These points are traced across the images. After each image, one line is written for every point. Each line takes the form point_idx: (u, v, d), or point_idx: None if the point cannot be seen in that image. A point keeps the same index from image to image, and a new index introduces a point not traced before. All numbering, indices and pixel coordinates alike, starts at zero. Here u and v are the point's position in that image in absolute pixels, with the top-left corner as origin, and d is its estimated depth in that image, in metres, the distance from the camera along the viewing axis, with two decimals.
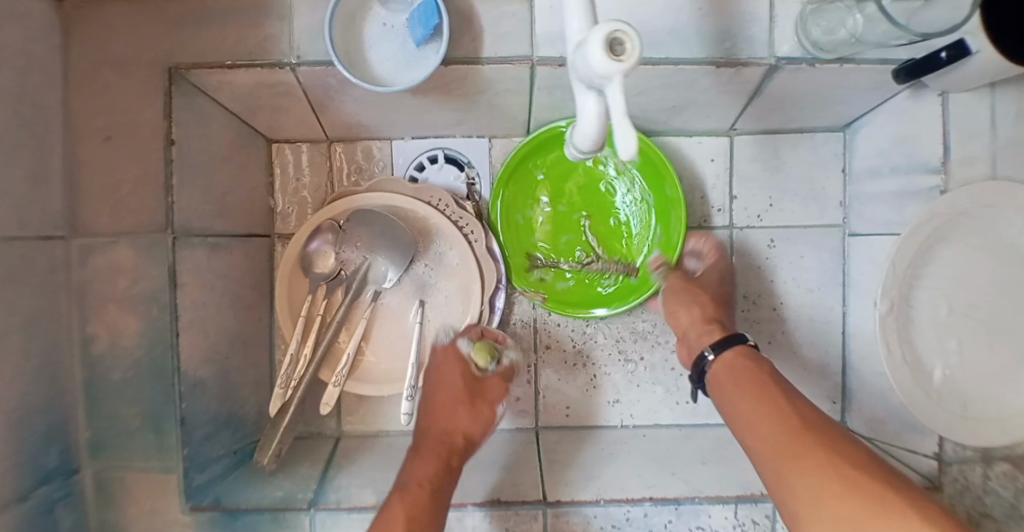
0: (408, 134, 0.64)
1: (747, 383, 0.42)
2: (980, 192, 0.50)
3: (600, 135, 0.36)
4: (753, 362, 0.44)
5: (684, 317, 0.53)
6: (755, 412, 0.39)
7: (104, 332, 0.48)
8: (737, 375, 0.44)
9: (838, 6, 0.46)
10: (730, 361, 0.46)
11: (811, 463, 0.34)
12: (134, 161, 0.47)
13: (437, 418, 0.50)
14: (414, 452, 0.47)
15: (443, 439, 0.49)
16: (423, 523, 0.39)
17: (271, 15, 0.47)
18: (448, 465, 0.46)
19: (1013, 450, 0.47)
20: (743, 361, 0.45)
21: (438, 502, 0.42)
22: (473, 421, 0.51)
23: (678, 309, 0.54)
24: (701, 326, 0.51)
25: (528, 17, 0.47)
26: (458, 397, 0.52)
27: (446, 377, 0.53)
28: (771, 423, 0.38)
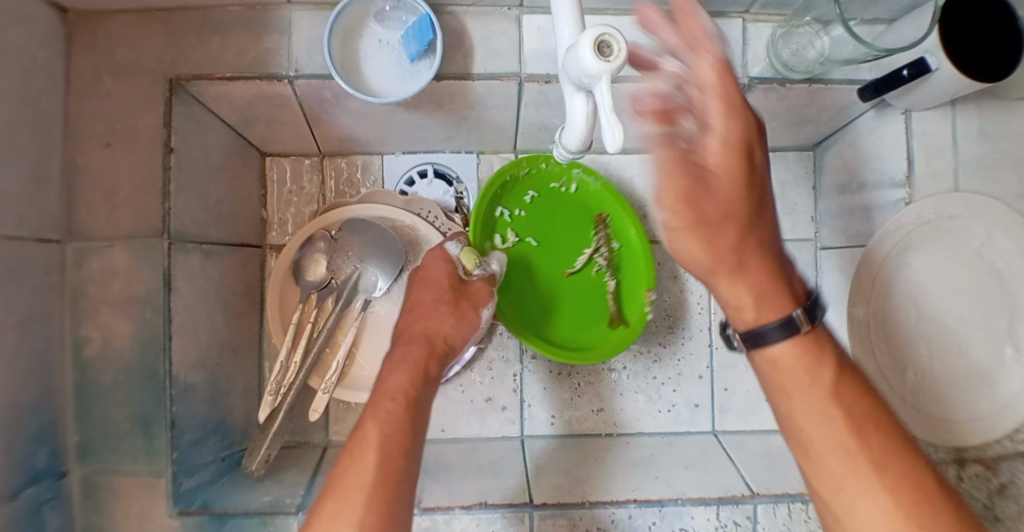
0: (398, 149, 0.66)
1: (803, 395, 0.34)
2: (942, 204, 0.55)
3: (588, 134, 0.38)
4: (815, 365, 0.34)
5: (721, 287, 0.35)
6: (817, 433, 0.33)
7: (97, 335, 0.49)
8: (792, 380, 0.34)
9: (805, 30, 0.50)
10: (792, 359, 0.34)
11: (873, 503, 0.31)
12: (133, 168, 0.49)
13: (420, 319, 0.50)
14: (393, 353, 0.47)
15: (426, 341, 0.48)
16: (403, 429, 0.38)
17: (272, 29, 0.49)
18: (426, 368, 0.46)
19: (986, 452, 0.52)
20: (804, 358, 0.34)
21: (418, 404, 0.41)
22: (456, 324, 0.51)
23: (707, 278, 0.35)
24: (759, 311, 0.34)
25: (517, 36, 0.50)
26: (442, 297, 0.52)
27: (433, 277, 0.53)
28: (838, 451, 0.33)
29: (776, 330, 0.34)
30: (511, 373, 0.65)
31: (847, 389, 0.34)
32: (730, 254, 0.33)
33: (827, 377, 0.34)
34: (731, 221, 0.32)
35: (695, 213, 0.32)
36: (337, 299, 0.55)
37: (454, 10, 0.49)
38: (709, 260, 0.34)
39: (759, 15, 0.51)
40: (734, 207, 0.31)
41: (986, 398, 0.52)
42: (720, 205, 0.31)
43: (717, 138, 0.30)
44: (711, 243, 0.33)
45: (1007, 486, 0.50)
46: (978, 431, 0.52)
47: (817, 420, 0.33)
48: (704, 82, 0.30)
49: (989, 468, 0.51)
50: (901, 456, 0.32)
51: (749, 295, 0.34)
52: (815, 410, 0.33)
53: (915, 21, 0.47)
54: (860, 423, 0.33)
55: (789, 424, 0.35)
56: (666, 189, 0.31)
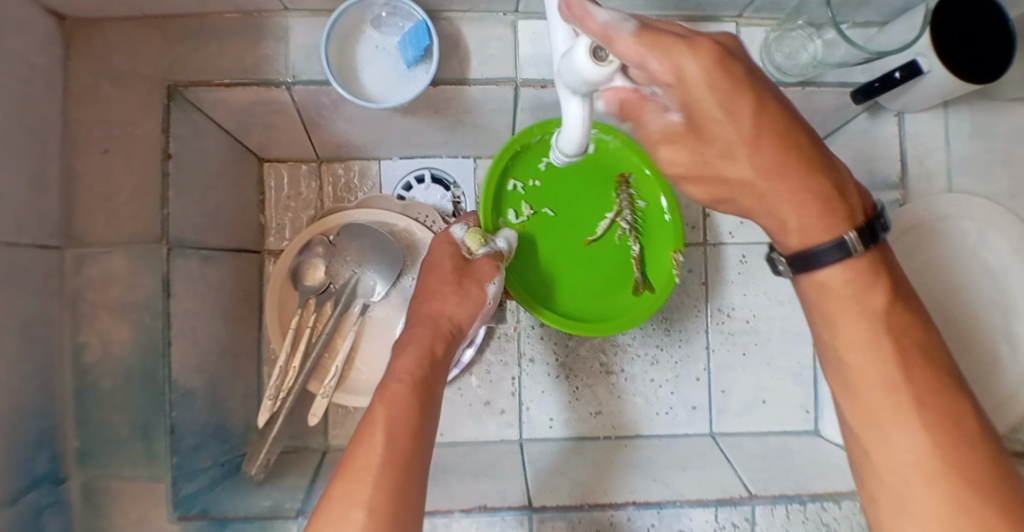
0: (396, 154, 0.66)
1: (858, 329, 0.33)
2: (935, 204, 0.55)
3: (583, 136, 0.38)
4: (862, 291, 0.33)
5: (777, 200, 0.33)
6: (860, 363, 0.33)
7: (96, 340, 0.49)
8: (841, 310, 0.34)
9: (798, 34, 0.51)
10: (838, 289, 0.33)
11: (910, 440, 0.31)
12: (131, 174, 0.49)
13: (427, 304, 0.51)
14: (403, 340, 0.48)
15: (434, 325, 0.50)
16: (411, 409, 0.40)
17: (270, 36, 0.50)
18: (433, 351, 0.47)
19: None
20: (854, 287, 0.33)
21: (424, 387, 0.43)
22: (462, 302, 0.52)
23: (770, 203, 0.33)
24: (806, 231, 0.33)
25: (513, 41, 0.50)
26: (445, 279, 0.52)
27: (439, 261, 0.54)
28: (878, 379, 0.32)
29: (832, 252, 0.32)
30: (509, 377, 0.65)
31: (894, 323, 0.33)
32: (772, 185, 0.32)
33: (866, 313, 0.33)
34: (737, 136, 0.31)
35: (710, 148, 0.33)
36: (335, 303, 0.55)
37: (450, 15, 0.50)
38: (776, 199, 0.33)
39: (752, 19, 0.52)
40: (747, 131, 0.31)
41: (980, 395, 0.52)
42: (729, 136, 0.31)
43: (698, 82, 0.29)
44: (748, 154, 0.32)
45: None
46: None
47: (864, 354, 0.33)
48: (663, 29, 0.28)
49: None
50: (940, 389, 0.32)
51: (803, 222, 0.33)
52: (861, 338, 0.33)
53: (906, 24, 0.48)
54: (905, 354, 0.32)
55: (834, 356, 0.35)
56: (683, 146, 0.34)
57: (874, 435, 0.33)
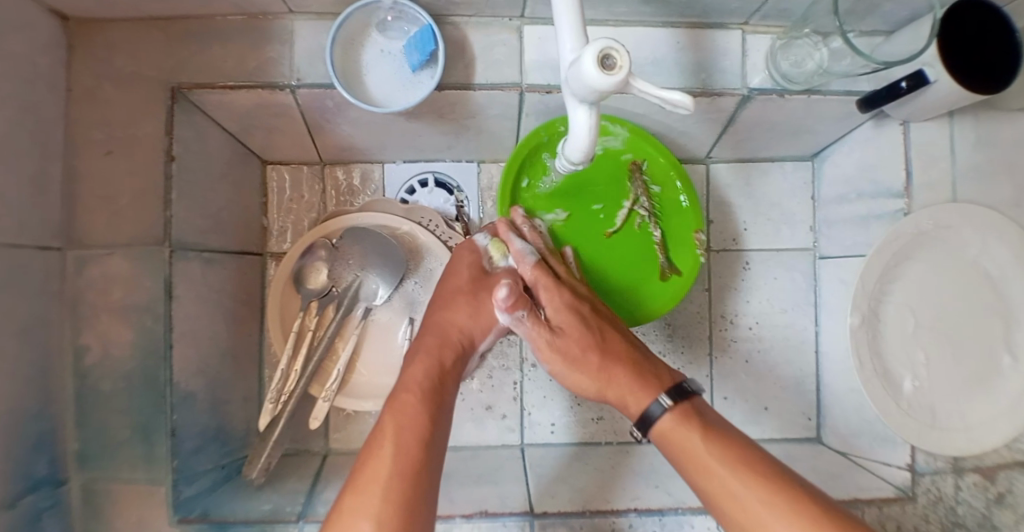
0: (399, 157, 0.66)
1: (714, 461, 0.38)
2: (940, 214, 0.55)
3: (589, 144, 0.39)
4: (698, 430, 0.40)
5: (586, 385, 0.48)
6: (702, 473, 0.39)
7: (97, 343, 0.49)
8: (694, 452, 0.39)
9: (804, 42, 0.51)
10: (674, 426, 0.42)
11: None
12: (134, 176, 0.49)
13: (442, 313, 0.50)
14: (415, 348, 0.48)
15: (447, 336, 0.49)
16: (420, 424, 0.40)
17: (274, 39, 0.49)
18: (444, 364, 0.47)
19: (983, 461, 0.53)
20: (693, 427, 0.41)
21: (435, 400, 0.42)
22: (475, 314, 0.51)
23: (605, 372, 0.47)
24: (612, 392, 0.47)
25: (518, 46, 0.50)
26: (460, 287, 0.51)
27: (457, 268, 0.53)
28: (720, 478, 0.38)
29: (658, 403, 0.43)
30: (511, 381, 0.65)
31: (733, 446, 0.39)
32: (582, 378, 0.48)
33: (703, 436, 0.40)
34: (574, 337, 0.48)
35: (557, 350, 0.49)
36: (338, 307, 0.56)
37: (456, 20, 0.50)
38: (591, 381, 0.48)
39: (758, 27, 0.52)
40: (577, 336, 0.49)
41: (982, 406, 0.53)
42: (569, 343, 0.48)
43: (574, 309, 0.50)
44: (578, 370, 0.48)
45: (1005, 495, 0.51)
46: (975, 441, 0.52)
47: (724, 480, 0.37)
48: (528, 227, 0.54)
49: (987, 477, 0.52)
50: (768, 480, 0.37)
51: (596, 383, 0.48)
52: (722, 471, 0.38)
53: (912, 34, 0.48)
54: (758, 471, 0.37)
55: (689, 472, 0.40)
56: (539, 340, 0.49)
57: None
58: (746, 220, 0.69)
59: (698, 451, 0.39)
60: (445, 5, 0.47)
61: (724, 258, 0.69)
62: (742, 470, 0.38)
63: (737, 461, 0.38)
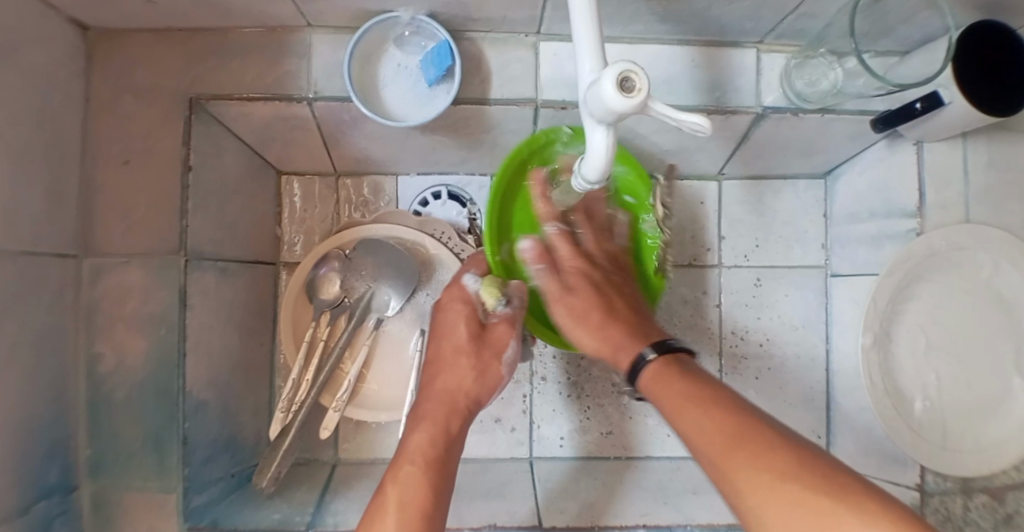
0: (413, 170, 0.66)
1: (682, 399, 0.36)
2: (952, 235, 0.55)
3: (606, 165, 0.39)
4: (677, 376, 0.38)
5: (586, 342, 0.46)
6: (684, 420, 0.35)
7: (111, 351, 0.49)
8: (671, 392, 0.37)
9: (819, 61, 0.50)
10: (658, 372, 0.40)
11: (748, 470, 0.29)
12: (151, 186, 0.49)
13: (441, 375, 0.48)
14: (415, 414, 0.46)
15: (450, 397, 0.47)
16: (421, 502, 0.38)
17: (292, 52, 0.50)
18: (450, 428, 0.45)
19: (992, 483, 0.52)
20: (672, 372, 0.39)
21: (441, 470, 0.41)
22: (477, 376, 0.49)
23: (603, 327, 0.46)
24: (611, 352, 0.44)
25: (534, 62, 0.51)
26: (460, 347, 0.50)
27: (450, 324, 0.51)
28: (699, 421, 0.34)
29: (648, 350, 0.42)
30: (520, 395, 0.65)
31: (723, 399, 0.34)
32: (583, 334, 0.47)
33: (686, 386, 0.37)
34: (584, 292, 0.48)
35: (573, 307, 0.47)
36: (350, 317, 0.56)
37: (472, 36, 0.50)
38: (592, 329, 0.46)
39: (773, 46, 0.52)
40: (586, 288, 0.48)
41: (991, 428, 0.53)
42: (583, 304, 0.47)
43: (575, 262, 0.50)
44: (578, 324, 0.47)
45: (1014, 516, 0.50)
46: (985, 460, 0.52)
47: (692, 416, 0.34)
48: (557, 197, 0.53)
49: (996, 498, 0.52)
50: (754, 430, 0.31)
51: (594, 340, 0.46)
52: (691, 407, 0.35)
53: (927, 57, 0.48)
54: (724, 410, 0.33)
55: (673, 422, 0.36)
56: (557, 298, 0.49)
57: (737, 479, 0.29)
58: (757, 236, 0.69)
59: (671, 391, 0.37)
60: (462, 21, 0.47)
61: (735, 273, 0.69)
62: (709, 404, 0.34)
63: (702, 398, 0.35)
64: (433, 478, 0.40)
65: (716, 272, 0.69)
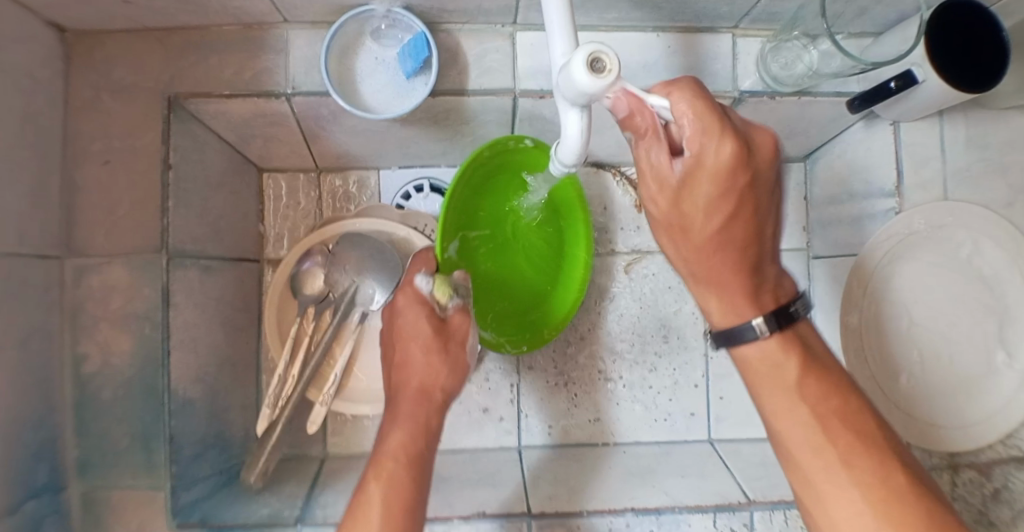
0: (395, 164, 0.66)
1: (786, 400, 0.35)
2: (931, 214, 0.56)
3: (582, 146, 0.39)
4: (785, 361, 0.36)
5: (710, 306, 0.37)
6: (784, 414, 0.36)
7: (97, 351, 0.49)
8: (773, 388, 0.36)
9: (792, 45, 0.51)
10: (765, 357, 0.36)
11: (849, 485, 0.33)
12: (132, 185, 0.49)
13: (408, 373, 0.45)
14: (391, 410, 0.44)
15: (423, 396, 0.45)
16: (403, 506, 0.38)
17: (269, 48, 0.50)
18: (426, 428, 0.43)
19: (979, 459, 0.53)
20: (778, 358, 0.35)
21: (420, 470, 0.41)
22: (448, 371, 0.46)
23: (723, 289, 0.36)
24: (728, 305, 0.36)
25: (511, 52, 0.51)
26: (428, 344, 0.45)
27: (410, 317, 0.46)
28: (799, 422, 0.35)
29: (768, 320, 0.35)
30: (507, 384, 0.66)
31: (820, 384, 0.36)
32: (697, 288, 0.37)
33: (796, 374, 0.36)
34: (711, 238, 0.33)
35: (700, 255, 0.34)
36: (335, 311, 0.56)
37: (449, 27, 0.50)
38: (714, 290, 0.36)
39: (749, 31, 0.53)
40: (717, 224, 0.33)
41: (976, 405, 0.54)
42: (713, 243, 0.34)
43: (711, 184, 0.31)
44: (704, 274, 0.35)
45: (1001, 491, 0.51)
46: (967, 436, 0.54)
47: (798, 426, 0.35)
48: (696, 85, 0.30)
49: (983, 474, 0.53)
50: (855, 443, 0.34)
51: (718, 297, 0.36)
52: (798, 402, 0.35)
53: (901, 35, 0.49)
54: (826, 419, 0.35)
55: (764, 404, 0.37)
56: (659, 208, 0.34)
57: (824, 502, 0.34)
58: None
59: (778, 394, 0.36)
60: (438, 12, 0.48)
61: None
62: (815, 410, 0.35)
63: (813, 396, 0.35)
64: (413, 481, 0.40)
65: None
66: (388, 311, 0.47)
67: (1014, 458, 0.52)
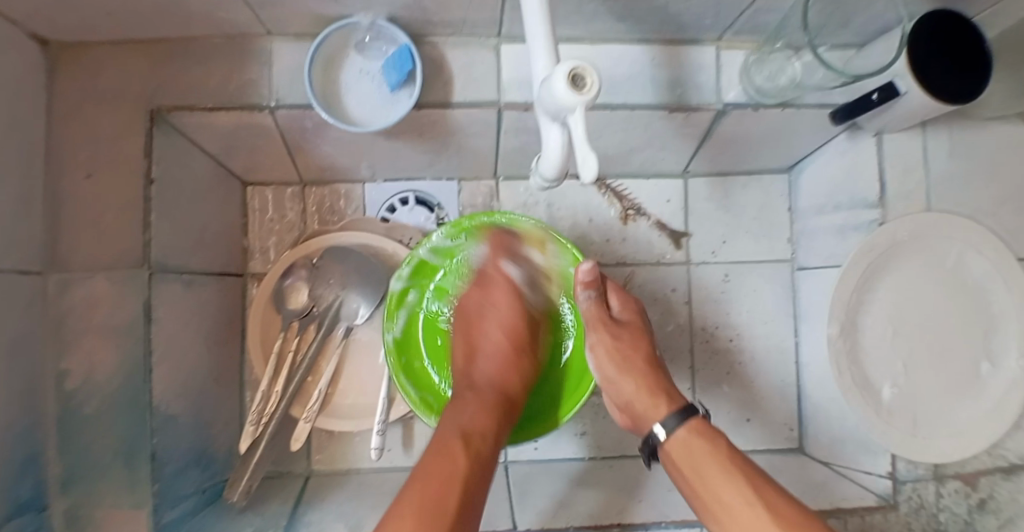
0: (380, 177, 0.66)
1: (716, 475, 0.41)
2: (916, 225, 0.56)
3: (563, 161, 0.40)
4: (709, 442, 0.43)
5: (628, 389, 0.49)
6: (709, 493, 0.41)
7: (79, 366, 0.49)
8: (704, 467, 0.41)
9: (777, 56, 0.50)
10: (685, 441, 0.44)
11: None
12: (113, 199, 0.49)
13: (492, 365, 0.52)
14: (455, 399, 0.48)
15: (496, 392, 0.49)
16: (461, 480, 0.38)
17: (252, 60, 0.50)
18: (502, 422, 0.47)
19: (964, 468, 0.55)
20: (703, 441, 0.43)
21: (487, 459, 0.42)
22: (516, 372, 0.52)
23: (615, 374, 0.50)
24: (647, 399, 0.48)
25: (496, 64, 0.51)
26: (508, 342, 0.53)
27: (497, 296, 0.55)
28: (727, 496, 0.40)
29: (671, 418, 0.45)
30: None
31: (740, 463, 0.41)
32: (619, 384, 0.49)
33: (714, 456, 0.42)
34: (623, 340, 0.51)
35: (612, 357, 0.50)
36: (318, 326, 0.57)
37: (434, 39, 0.50)
38: (607, 367, 0.50)
39: (732, 43, 0.53)
40: (627, 344, 0.51)
41: (962, 415, 0.55)
42: (625, 349, 0.50)
43: (626, 313, 0.54)
44: (620, 372, 0.49)
45: (987, 500, 0.54)
46: (959, 448, 0.54)
47: (730, 498, 0.39)
48: (631, 300, 0.55)
49: (969, 483, 0.55)
50: (778, 505, 0.38)
51: (636, 392, 0.48)
52: (719, 481, 0.40)
53: (884, 47, 0.49)
54: (754, 486, 0.39)
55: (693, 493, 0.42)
56: (602, 337, 0.51)
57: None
58: (724, 232, 0.69)
59: (704, 470, 0.41)
60: (423, 24, 0.48)
61: (704, 270, 0.69)
62: (729, 480, 0.40)
63: (729, 470, 0.41)
64: (486, 456, 0.42)
65: (685, 268, 0.69)
66: (479, 282, 0.56)
67: (999, 468, 0.54)
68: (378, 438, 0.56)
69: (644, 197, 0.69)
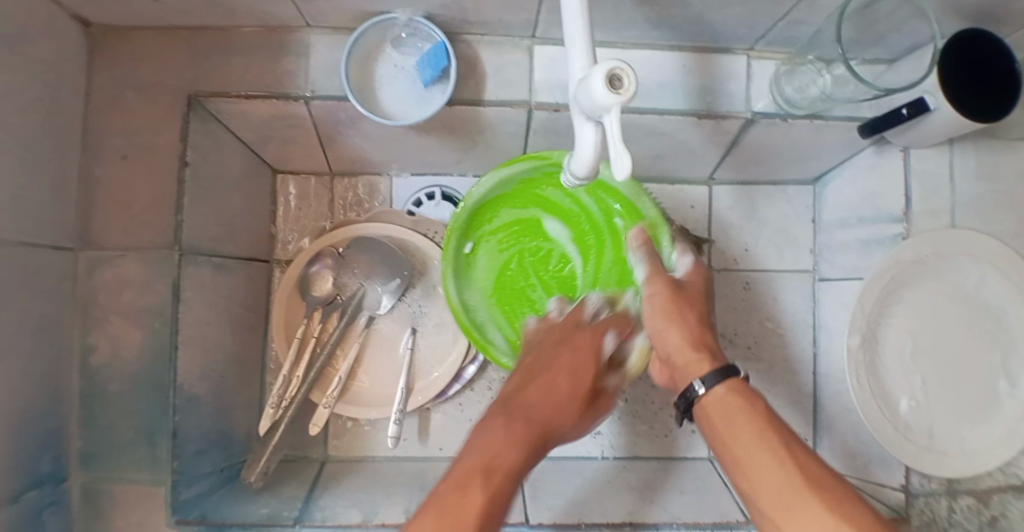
0: (407, 170, 0.67)
1: (746, 426, 0.39)
2: (937, 242, 0.57)
3: (594, 161, 0.41)
4: (746, 401, 0.41)
5: (672, 340, 0.46)
6: (740, 450, 0.39)
7: (106, 343, 0.50)
8: (735, 420, 0.40)
9: (808, 68, 0.51)
10: (721, 397, 0.42)
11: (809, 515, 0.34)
12: (148, 181, 0.50)
13: (540, 397, 0.44)
14: (495, 419, 0.41)
15: (536, 425, 0.41)
16: None
17: (289, 52, 0.51)
18: (532, 458, 0.39)
19: (979, 486, 0.53)
20: (738, 399, 0.41)
21: (496, 502, 0.33)
22: (573, 422, 0.45)
23: (660, 325, 0.47)
24: (688, 354, 0.44)
25: (529, 65, 0.52)
26: (580, 391, 0.46)
27: (568, 360, 0.47)
28: (758, 457, 0.38)
29: (711, 375, 0.42)
30: None
31: (774, 423, 0.40)
32: (665, 333, 0.46)
33: (750, 411, 0.40)
34: (685, 304, 0.47)
35: (662, 307, 0.47)
36: (342, 315, 0.58)
37: (468, 38, 0.51)
38: (655, 312, 0.47)
39: (764, 53, 0.53)
40: (685, 303, 0.47)
41: (977, 435, 0.54)
42: (678, 306, 0.47)
43: (695, 278, 0.49)
44: (668, 322, 0.46)
45: (1000, 518, 0.51)
46: (972, 463, 0.53)
47: (761, 458, 0.38)
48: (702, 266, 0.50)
49: (981, 501, 0.53)
50: (809, 471, 0.36)
51: (676, 341, 0.45)
52: (750, 439, 0.39)
53: (914, 63, 0.50)
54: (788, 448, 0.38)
55: (725, 451, 0.40)
56: (659, 290, 0.48)
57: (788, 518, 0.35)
58: (747, 240, 0.70)
59: (736, 424, 0.40)
60: (459, 23, 0.48)
61: (724, 277, 0.70)
62: (760, 436, 0.39)
63: (758, 425, 0.39)
64: (501, 506, 0.34)
65: None
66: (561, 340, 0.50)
67: (1013, 486, 0.51)
68: (395, 426, 0.56)
69: (668, 202, 0.69)
